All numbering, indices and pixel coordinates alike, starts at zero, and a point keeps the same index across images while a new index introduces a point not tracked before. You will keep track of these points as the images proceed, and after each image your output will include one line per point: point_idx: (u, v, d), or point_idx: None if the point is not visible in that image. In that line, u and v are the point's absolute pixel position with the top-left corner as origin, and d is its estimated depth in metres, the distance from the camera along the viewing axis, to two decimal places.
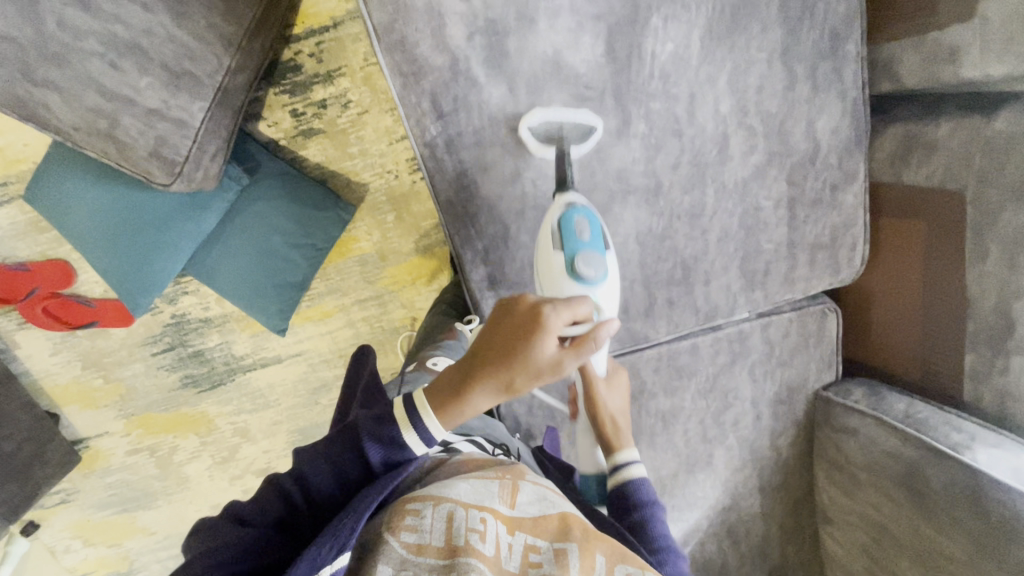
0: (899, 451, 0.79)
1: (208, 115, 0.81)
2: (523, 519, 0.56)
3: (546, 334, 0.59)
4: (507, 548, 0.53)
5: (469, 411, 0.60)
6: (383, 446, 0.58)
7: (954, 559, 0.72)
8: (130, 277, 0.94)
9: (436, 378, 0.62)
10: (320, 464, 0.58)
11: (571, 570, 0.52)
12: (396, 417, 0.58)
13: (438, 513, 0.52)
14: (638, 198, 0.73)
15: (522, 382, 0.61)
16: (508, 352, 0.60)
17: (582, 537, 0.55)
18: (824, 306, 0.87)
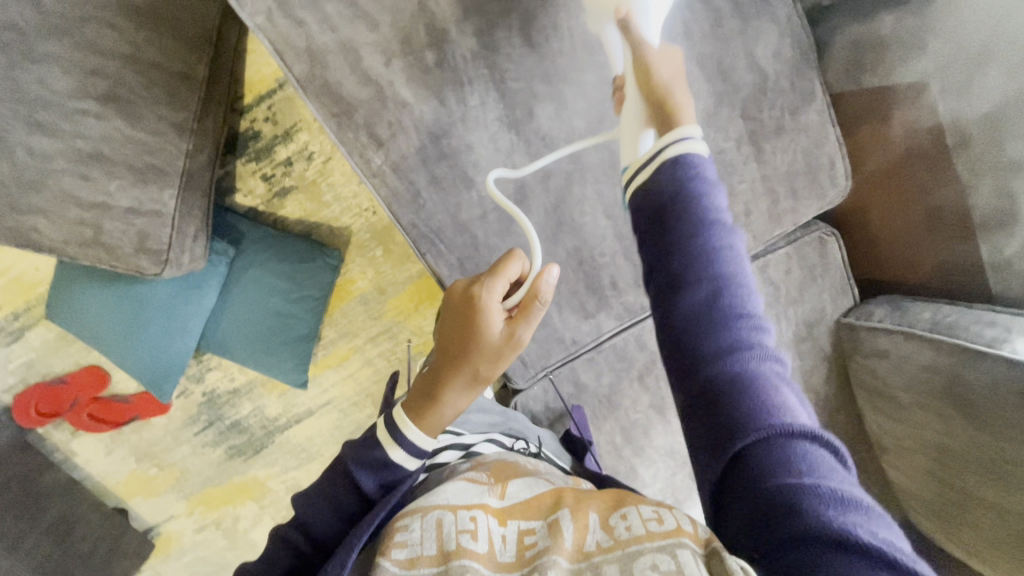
0: (933, 364, 0.74)
1: (179, 201, 0.85)
2: (512, 507, 0.58)
3: (489, 312, 0.65)
4: (501, 539, 0.54)
5: (448, 408, 0.66)
6: (373, 472, 0.65)
7: (1018, 462, 0.67)
8: (150, 369, 0.98)
9: (410, 394, 0.69)
10: (320, 506, 0.65)
11: (565, 534, 0.51)
12: (379, 439, 0.65)
13: (426, 524, 0.54)
14: (594, 173, 0.73)
15: (486, 368, 0.67)
16: (461, 343, 0.66)
17: (574, 504, 0.56)
18: (821, 233, 0.83)
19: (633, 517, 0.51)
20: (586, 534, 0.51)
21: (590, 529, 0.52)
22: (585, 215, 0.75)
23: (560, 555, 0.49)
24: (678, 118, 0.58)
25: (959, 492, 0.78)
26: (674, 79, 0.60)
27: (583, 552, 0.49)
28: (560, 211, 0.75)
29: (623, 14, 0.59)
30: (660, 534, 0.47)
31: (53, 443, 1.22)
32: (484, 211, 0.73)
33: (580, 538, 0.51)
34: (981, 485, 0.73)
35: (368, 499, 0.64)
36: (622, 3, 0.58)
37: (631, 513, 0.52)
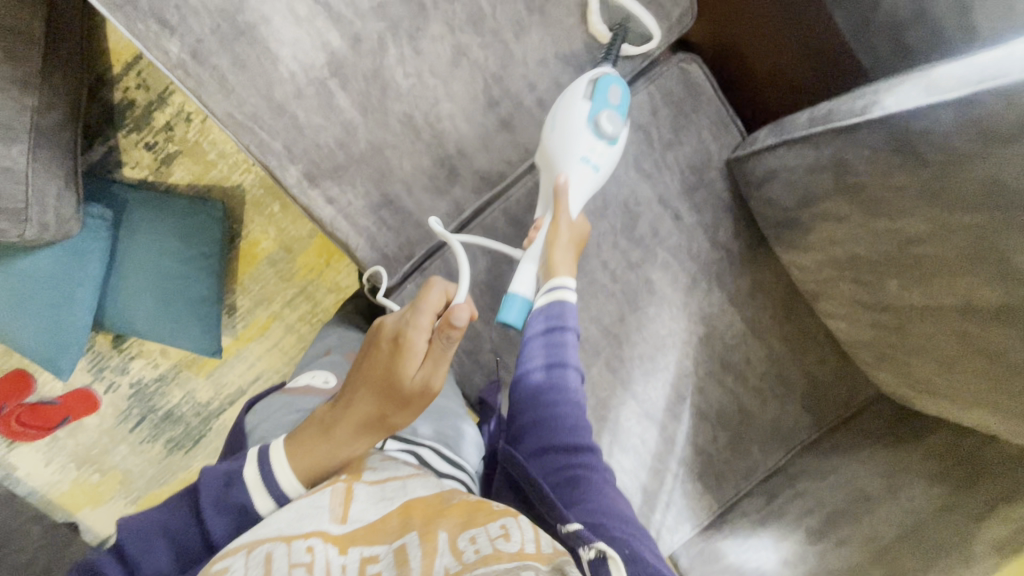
0: (817, 161, 0.64)
1: (31, 157, 0.85)
2: (356, 531, 0.50)
3: (410, 356, 0.61)
4: (340, 568, 0.46)
5: (338, 450, 0.60)
6: (226, 520, 0.57)
7: (927, 238, 0.57)
8: (45, 344, 0.96)
9: (302, 424, 0.63)
10: (156, 543, 0.56)
11: (410, 563, 0.45)
12: (246, 480, 0.58)
13: (251, 561, 0.46)
14: (407, 29, 0.69)
15: (394, 411, 0.62)
16: (377, 381, 0.62)
17: (422, 525, 0.49)
18: (681, 63, 0.76)
19: (483, 538, 0.47)
20: (432, 560, 0.45)
21: (439, 551, 0.45)
22: (410, 78, 0.71)
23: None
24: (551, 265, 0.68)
25: (891, 310, 0.67)
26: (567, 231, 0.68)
27: None
28: (380, 76, 0.70)
29: (562, 179, 0.67)
30: (507, 552, 0.44)
31: None
32: (299, 89, 0.69)
33: (428, 562, 0.45)
34: (906, 288, 0.63)
35: (214, 549, 0.57)
36: (562, 173, 0.67)
37: (480, 533, 0.48)
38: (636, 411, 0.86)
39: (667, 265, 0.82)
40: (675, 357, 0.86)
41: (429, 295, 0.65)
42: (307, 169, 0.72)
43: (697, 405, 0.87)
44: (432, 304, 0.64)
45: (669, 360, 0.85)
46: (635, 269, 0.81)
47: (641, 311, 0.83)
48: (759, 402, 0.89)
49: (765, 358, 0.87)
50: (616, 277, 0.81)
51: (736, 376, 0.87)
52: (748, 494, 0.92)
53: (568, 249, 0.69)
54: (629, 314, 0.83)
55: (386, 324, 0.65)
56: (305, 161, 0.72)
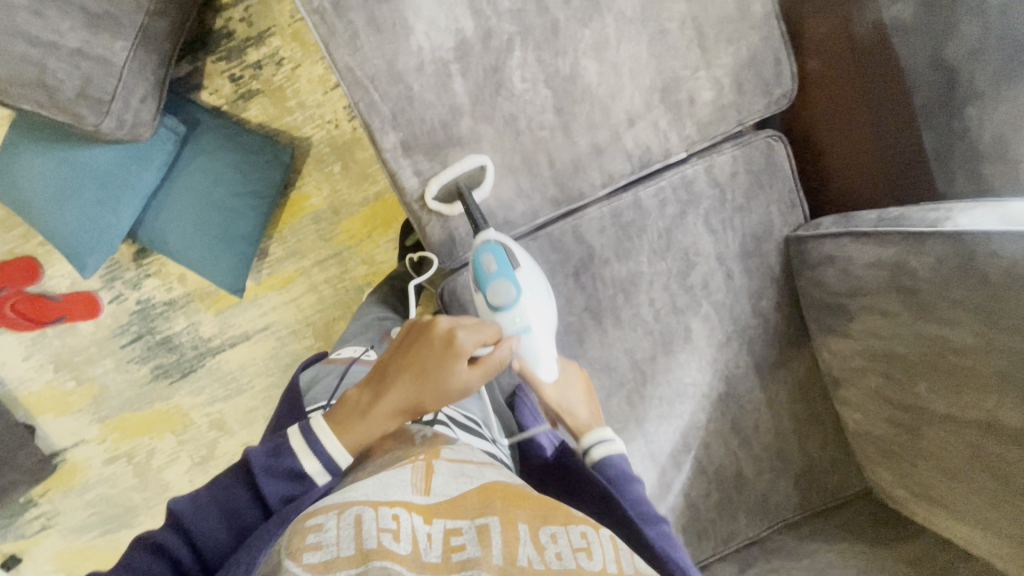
0: (878, 258, 0.69)
1: (130, 56, 0.86)
2: (439, 504, 0.53)
3: (456, 361, 0.63)
4: (426, 538, 0.49)
5: (377, 429, 0.63)
6: (281, 483, 0.60)
7: (968, 350, 0.62)
8: (76, 237, 0.95)
9: (341, 401, 0.65)
10: (212, 514, 0.59)
11: (493, 546, 0.47)
12: (293, 448, 0.61)
13: (343, 521, 0.48)
14: (536, 38, 0.73)
15: (430, 405, 0.64)
16: (420, 376, 0.63)
17: (502, 509, 0.51)
18: (768, 137, 0.81)
19: (564, 540, 0.50)
20: (518, 545, 0.48)
21: (521, 540, 0.48)
22: (525, 83, 0.74)
23: (489, 569, 0.45)
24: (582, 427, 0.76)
25: (913, 412, 0.71)
26: (562, 399, 0.77)
27: (515, 564, 0.46)
28: (499, 73, 0.74)
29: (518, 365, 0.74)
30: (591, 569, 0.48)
31: None
32: (421, 63, 0.72)
33: (510, 548, 0.47)
34: (936, 395, 0.67)
35: (270, 512, 0.60)
36: (517, 358, 0.73)
37: (560, 533, 0.51)
38: (642, 451, 0.88)
39: (707, 319, 0.85)
40: (691, 407, 0.88)
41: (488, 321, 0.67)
42: (404, 139, 0.74)
43: (699, 459, 0.90)
44: (492, 329, 0.66)
45: (685, 409, 0.88)
46: (678, 315, 0.84)
47: (672, 357, 0.86)
48: (756, 471, 0.92)
49: (773, 431, 0.90)
50: (659, 317, 0.84)
51: (741, 440, 0.90)
52: (721, 559, 0.94)
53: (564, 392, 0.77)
54: (661, 357, 0.86)
55: (440, 322, 0.65)
56: (405, 132, 0.74)
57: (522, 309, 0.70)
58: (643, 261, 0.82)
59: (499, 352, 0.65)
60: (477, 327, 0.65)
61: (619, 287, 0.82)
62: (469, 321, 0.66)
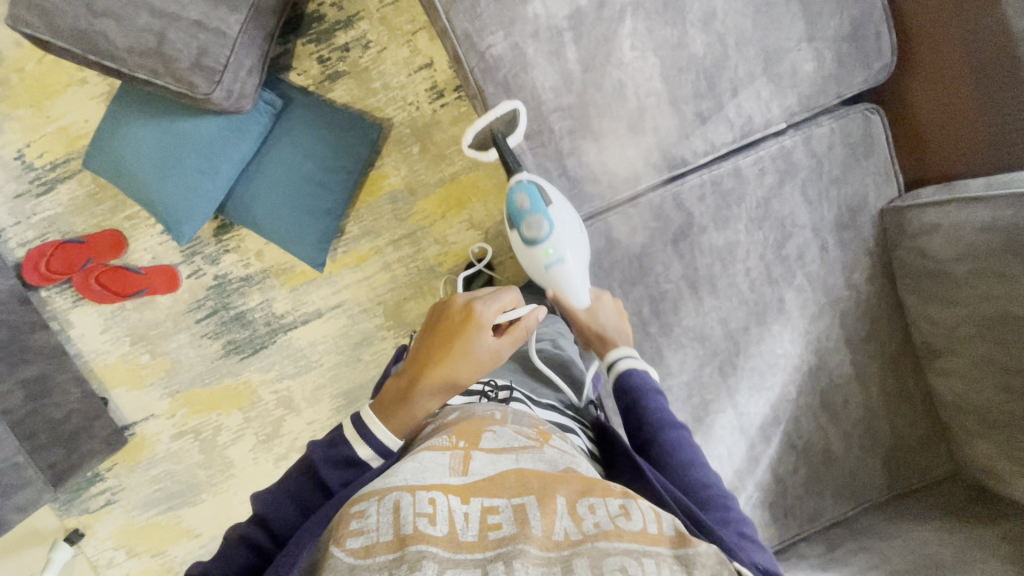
0: (989, 221, 0.71)
1: (243, 29, 0.89)
2: (476, 483, 0.52)
3: (482, 328, 0.69)
4: (463, 517, 0.49)
5: (420, 408, 0.67)
6: (338, 472, 0.63)
7: None
8: (174, 205, 0.99)
9: (382, 393, 0.69)
10: (285, 502, 0.62)
11: (529, 525, 0.47)
12: (345, 436, 0.65)
13: (382, 507, 0.49)
14: (647, 8, 0.75)
15: (467, 376, 0.69)
16: (447, 352, 0.68)
17: (539, 488, 0.51)
18: (864, 110, 0.82)
19: (602, 510, 0.49)
20: (554, 520, 0.48)
21: (558, 515, 0.48)
22: (634, 51, 0.77)
23: (528, 545, 0.45)
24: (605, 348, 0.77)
25: None
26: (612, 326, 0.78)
27: (552, 541, 0.47)
28: (610, 42, 0.76)
29: (553, 293, 0.78)
30: (630, 531, 0.46)
31: (53, 310, 1.18)
32: (537, 30, 0.75)
33: (548, 522, 0.48)
34: None
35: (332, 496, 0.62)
36: (551, 286, 0.78)
37: (598, 504, 0.50)
38: (732, 423, 0.88)
39: (801, 290, 0.86)
40: (782, 380, 0.88)
41: (503, 291, 0.73)
42: (516, 105, 0.77)
43: (788, 434, 0.89)
44: (506, 297, 0.72)
45: (777, 382, 0.88)
46: (772, 286, 0.85)
47: (765, 328, 0.86)
48: (844, 447, 0.91)
49: (862, 407, 0.90)
50: (754, 287, 0.85)
51: (830, 415, 0.90)
52: (807, 538, 0.93)
53: (610, 316, 0.78)
54: (754, 328, 0.86)
55: (457, 302, 0.72)
56: (517, 97, 0.77)
57: (555, 241, 0.75)
58: (740, 231, 0.84)
59: (524, 319, 0.72)
60: (492, 299, 0.72)
61: (715, 256, 0.84)
62: (485, 295, 0.73)
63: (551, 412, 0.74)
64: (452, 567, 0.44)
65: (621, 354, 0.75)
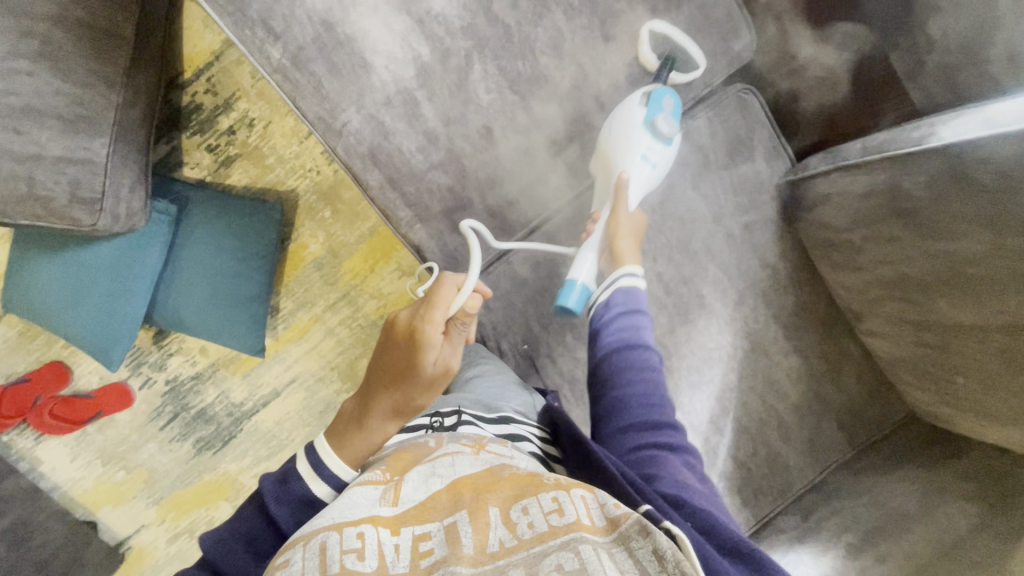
0: (870, 186, 0.70)
1: (111, 150, 0.89)
2: (407, 511, 0.51)
3: (426, 350, 0.65)
4: (394, 549, 0.47)
5: (376, 435, 0.68)
6: (289, 509, 0.64)
7: (974, 257, 0.62)
8: (99, 334, 0.99)
9: (341, 417, 0.70)
10: (233, 545, 0.63)
11: (461, 542, 0.46)
12: (300, 472, 0.66)
13: (308, 552, 0.47)
14: (492, 48, 0.74)
15: (419, 397, 0.68)
16: (395, 375, 0.67)
17: (471, 499, 0.50)
18: (738, 91, 0.82)
19: (535, 509, 0.48)
20: (488, 532, 0.47)
21: (491, 525, 0.47)
22: (491, 93, 0.76)
23: (459, 564, 0.44)
24: (624, 252, 0.74)
25: (938, 330, 0.71)
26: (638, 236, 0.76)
27: (486, 555, 0.45)
28: (464, 90, 0.75)
29: (624, 178, 0.73)
30: (563, 527, 0.45)
31: (19, 451, 1.19)
32: (388, 96, 0.74)
33: (481, 537, 0.46)
34: (956, 305, 0.67)
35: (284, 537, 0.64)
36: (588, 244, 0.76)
37: (533, 504, 0.49)
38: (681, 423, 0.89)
39: (718, 281, 0.86)
40: (721, 369, 0.89)
41: (438, 289, 0.66)
42: (387, 174, 0.76)
43: (739, 420, 0.90)
44: (450, 303, 0.65)
45: (715, 373, 0.88)
46: (687, 283, 0.85)
47: (691, 325, 0.86)
48: (798, 419, 0.91)
49: (806, 376, 0.90)
50: (669, 290, 0.85)
51: (777, 392, 0.90)
52: None
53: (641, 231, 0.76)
54: (680, 328, 0.86)
55: (401, 316, 0.68)
56: (386, 166, 0.76)
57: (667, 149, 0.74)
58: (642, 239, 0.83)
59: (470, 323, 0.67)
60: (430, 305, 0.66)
61: None
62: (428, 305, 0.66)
63: (504, 424, 0.68)
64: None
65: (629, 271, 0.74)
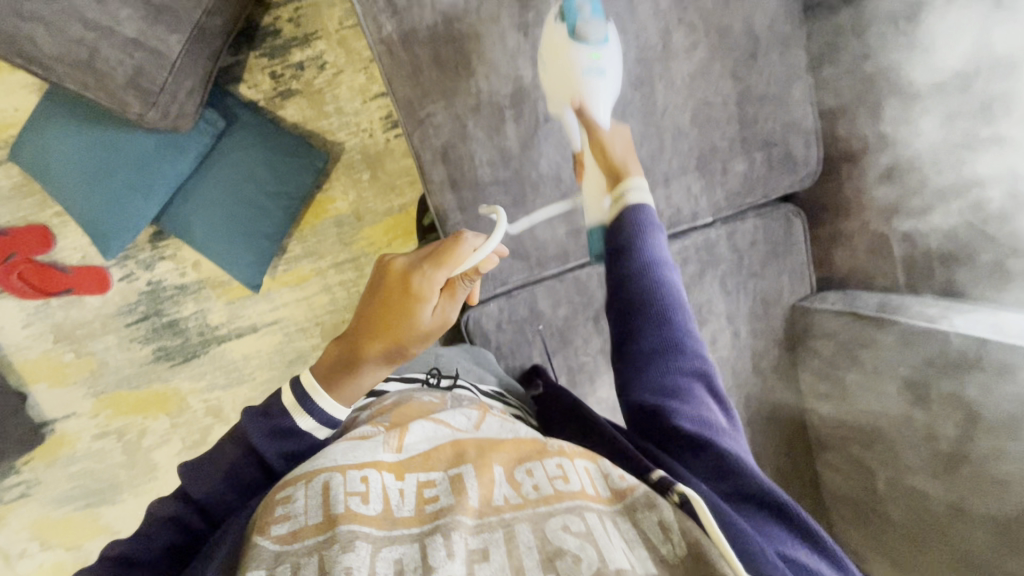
0: (874, 338, 0.78)
1: (184, 50, 0.86)
2: (412, 458, 0.53)
3: (421, 297, 0.61)
4: (398, 493, 0.49)
5: (366, 378, 0.63)
6: (278, 442, 0.62)
7: (943, 438, 0.69)
8: (102, 220, 0.96)
9: (326, 356, 0.65)
10: (216, 481, 0.62)
11: (467, 492, 0.48)
12: (286, 405, 0.63)
13: (311, 490, 0.49)
14: None
15: (412, 346, 0.63)
16: (388, 323, 0.62)
17: (475, 456, 0.52)
18: (788, 212, 0.87)
19: (539, 473, 0.50)
20: (493, 488, 0.49)
21: (497, 482, 0.49)
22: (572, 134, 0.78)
23: (465, 515, 0.46)
24: (624, 172, 0.73)
25: (885, 482, 0.77)
26: (625, 151, 0.75)
27: (491, 506, 0.47)
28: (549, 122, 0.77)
29: (578, 103, 0.74)
30: (567, 493, 0.48)
31: None
32: (478, 104, 0.75)
33: (486, 491, 0.48)
34: (912, 470, 0.73)
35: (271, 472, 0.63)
36: (578, 94, 0.74)
37: (537, 468, 0.51)
38: None
39: None
40: None
41: (452, 245, 0.62)
42: (451, 175, 0.77)
43: None
44: (459, 255, 0.62)
45: None
46: None
47: None
48: None
49: None
50: None
51: None
52: None
53: (620, 145, 0.75)
54: None
55: (398, 263, 0.64)
56: (453, 167, 0.77)
57: (602, 50, 0.73)
58: None
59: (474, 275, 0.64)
60: (434, 259, 0.62)
61: None
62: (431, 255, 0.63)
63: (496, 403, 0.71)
64: (386, 546, 0.44)
65: (635, 185, 0.71)
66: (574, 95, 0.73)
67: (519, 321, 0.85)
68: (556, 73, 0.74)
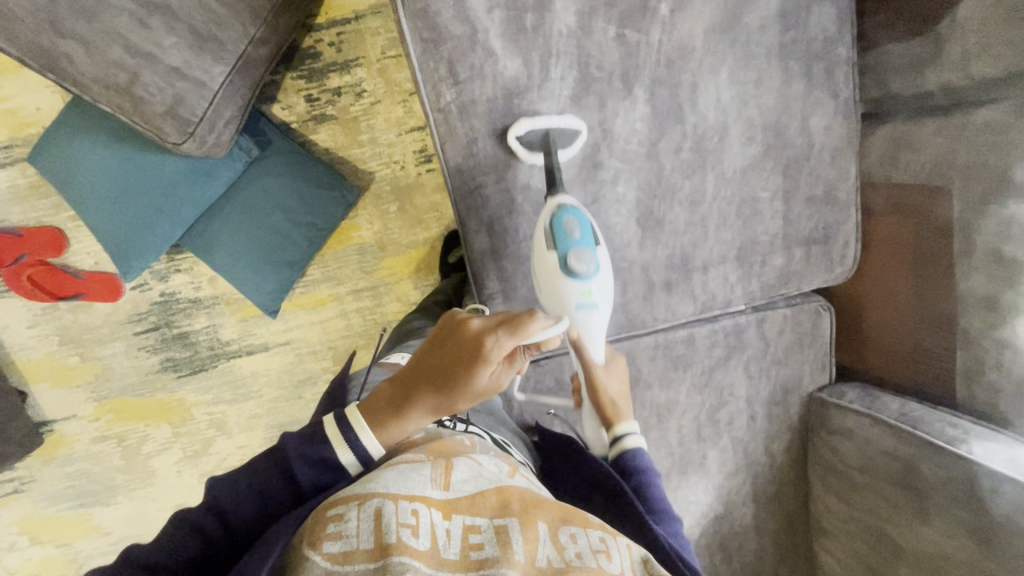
0: (895, 450, 0.78)
1: (228, 80, 0.85)
2: (459, 499, 0.52)
3: (486, 362, 0.60)
4: (445, 534, 0.48)
5: (410, 425, 0.61)
6: (311, 470, 0.58)
7: (951, 558, 0.70)
8: (126, 239, 0.95)
9: (374, 395, 0.63)
10: (243, 494, 0.57)
11: (514, 546, 0.47)
12: (328, 436, 0.59)
13: (364, 513, 0.47)
14: (638, 179, 0.76)
15: (462, 403, 0.62)
16: (446, 378, 0.61)
17: (520, 510, 0.51)
18: (818, 305, 0.88)
19: (583, 541, 0.51)
20: (537, 546, 0.48)
21: (541, 541, 0.49)
22: (619, 216, 0.77)
23: (511, 568, 0.45)
24: (613, 416, 0.74)
25: None
26: (620, 396, 0.76)
27: (535, 566, 0.47)
28: (597, 203, 0.76)
29: (575, 336, 0.71)
30: (610, 570, 0.48)
31: None
32: (529, 180, 0.75)
33: (530, 548, 0.48)
34: None
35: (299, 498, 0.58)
36: (575, 328, 0.70)
37: (580, 534, 0.52)
38: None
39: (724, 451, 0.91)
40: (687, 524, 0.91)
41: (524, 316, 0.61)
42: (494, 245, 0.76)
43: None
44: (528, 326, 0.60)
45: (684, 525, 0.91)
46: (699, 443, 0.90)
47: (685, 479, 0.90)
48: None
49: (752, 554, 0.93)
50: (682, 443, 0.89)
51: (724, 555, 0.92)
52: None
53: (617, 384, 0.76)
54: (675, 477, 0.90)
55: (470, 324, 0.62)
56: (496, 238, 0.76)
57: (594, 284, 0.68)
58: (681, 390, 0.87)
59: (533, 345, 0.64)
60: (512, 327, 0.61)
61: (655, 410, 0.87)
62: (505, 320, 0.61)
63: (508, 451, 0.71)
64: None
65: (627, 430, 0.72)
66: (572, 329, 0.69)
67: (544, 389, 0.85)
68: (551, 305, 0.69)
